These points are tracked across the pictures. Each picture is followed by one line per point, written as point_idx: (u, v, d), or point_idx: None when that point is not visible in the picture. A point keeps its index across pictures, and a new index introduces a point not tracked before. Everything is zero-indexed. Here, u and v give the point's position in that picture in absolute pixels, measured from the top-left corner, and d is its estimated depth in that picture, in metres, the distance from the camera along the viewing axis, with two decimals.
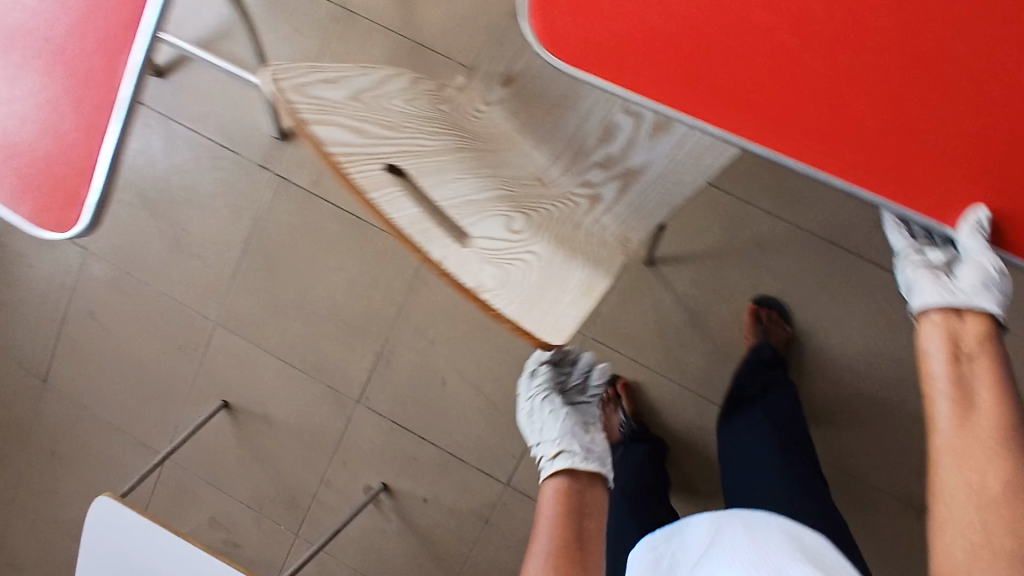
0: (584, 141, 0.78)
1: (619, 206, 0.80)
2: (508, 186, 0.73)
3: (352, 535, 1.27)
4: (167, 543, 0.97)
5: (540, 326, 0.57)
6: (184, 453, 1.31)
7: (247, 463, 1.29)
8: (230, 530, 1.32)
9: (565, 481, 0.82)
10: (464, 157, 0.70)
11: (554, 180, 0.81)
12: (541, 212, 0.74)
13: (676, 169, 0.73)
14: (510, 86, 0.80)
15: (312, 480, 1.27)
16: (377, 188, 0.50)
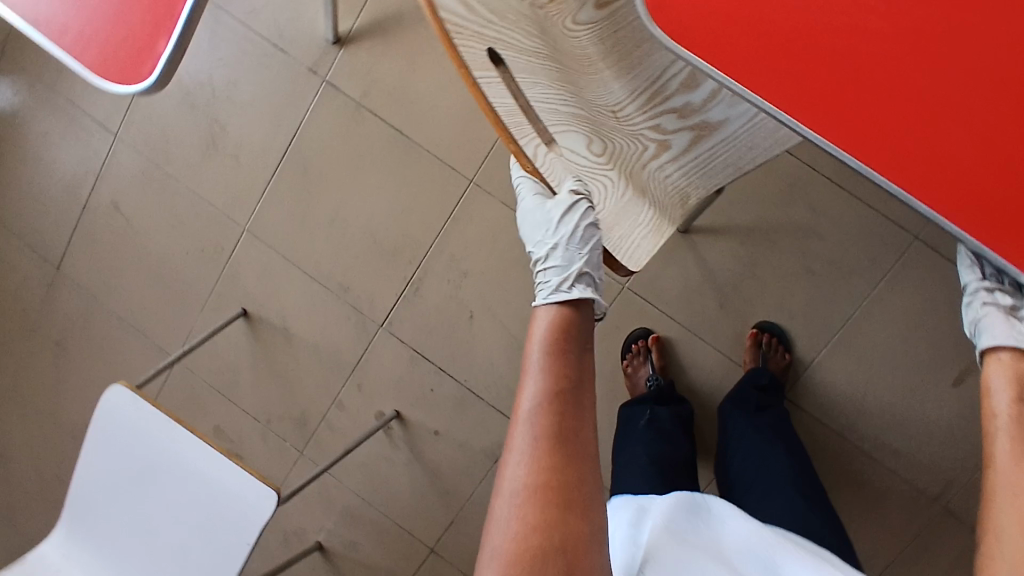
0: (664, 83, 0.72)
1: (686, 159, 0.75)
2: (584, 110, 0.70)
3: (358, 460, 1.25)
4: (179, 435, 0.95)
5: (618, 246, 0.72)
6: (195, 358, 1.28)
7: (259, 376, 1.26)
8: (233, 443, 1.29)
9: (565, 312, 0.67)
10: (550, 70, 0.66)
11: (627, 117, 0.74)
12: (611, 148, 0.72)
13: (752, 133, 0.71)
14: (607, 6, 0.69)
15: (325, 400, 1.25)
16: (481, 70, 0.56)
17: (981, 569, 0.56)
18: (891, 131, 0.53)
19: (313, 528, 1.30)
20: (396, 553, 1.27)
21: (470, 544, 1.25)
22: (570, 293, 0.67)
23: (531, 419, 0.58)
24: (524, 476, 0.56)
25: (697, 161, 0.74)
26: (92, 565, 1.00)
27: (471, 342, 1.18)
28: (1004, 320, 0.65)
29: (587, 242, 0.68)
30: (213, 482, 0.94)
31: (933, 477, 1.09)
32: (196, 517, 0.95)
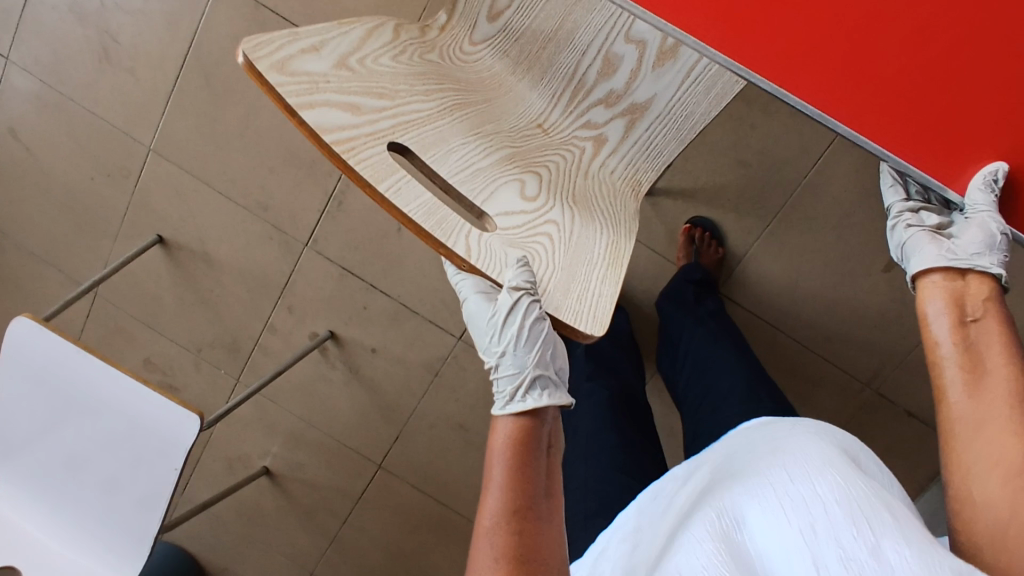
0: (583, 76, 0.79)
1: (624, 145, 0.81)
2: (511, 141, 0.76)
3: (297, 382, 1.24)
4: (94, 367, 0.88)
5: (577, 314, 0.61)
6: (115, 289, 1.22)
7: (185, 303, 1.22)
8: (167, 373, 1.26)
9: (527, 421, 0.64)
10: (463, 114, 0.74)
11: (555, 123, 0.80)
12: (551, 164, 0.76)
13: (681, 103, 0.77)
14: (498, 21, 0.80)
15: (256, 324, 1.21)
16: (386, 177, 0.60)
17: (954, 504, 0.53)
18: (811, 52, 0.52)
19: (258, 453, 1.29)
20: (344, 470, 1.28)
21: (416, 458, 1.25)
22: (527, 401, 0.64)
23: (494, 532, 0.55)
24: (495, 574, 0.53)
25: (637, 145, 0.80)
26: (17, 499, 0.97)
27: (401, 256, 1.14)
28: (934, 240, 0.64)
29: (538, 344, 0.67)
30: (133, 410, 0.90)
31: (865, 362, 1.10)
32: (121, 445, 0.92)
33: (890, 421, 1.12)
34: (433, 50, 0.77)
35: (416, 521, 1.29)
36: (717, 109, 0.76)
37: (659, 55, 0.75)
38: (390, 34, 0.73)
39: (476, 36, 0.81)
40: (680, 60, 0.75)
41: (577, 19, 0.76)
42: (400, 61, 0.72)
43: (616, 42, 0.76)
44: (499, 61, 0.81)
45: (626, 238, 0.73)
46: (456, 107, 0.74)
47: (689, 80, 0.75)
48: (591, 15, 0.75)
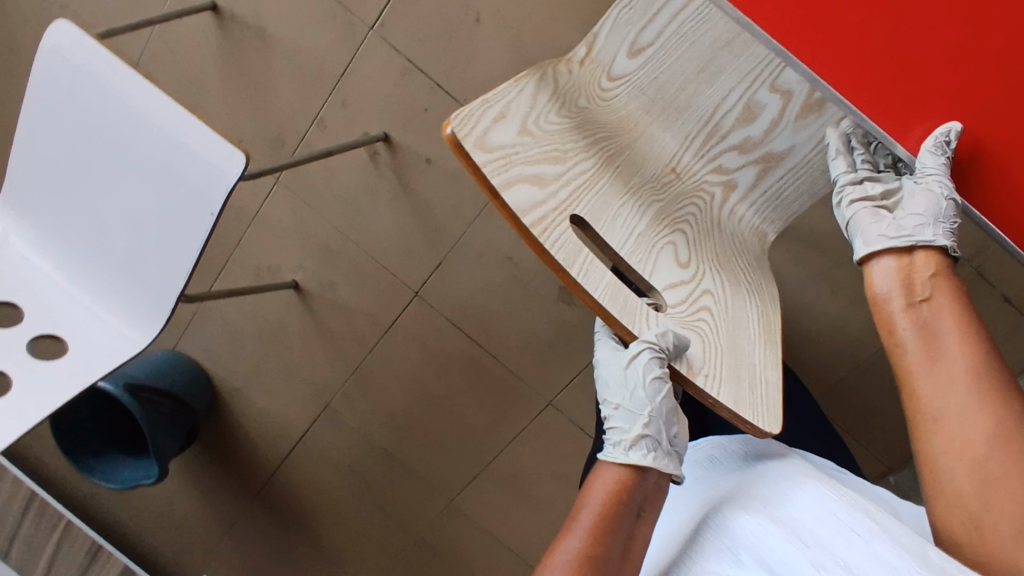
0: (719, 121, 0.73)
1: (755, 194, 0.76)
2: (655, 199, 0.72)
3: (340, 190, 1.14)
4: (124, 88, 0.80)
5: (755, 410, 0.58)
6: (162, 63, 1.13)
7: (233, 87, 1.12)
8: None
9: (626, 475, 0.61)
10: (612, 169, 0.70)
11: (687, 167, 0.76)
12: (691, 222, 0.73)
13: (823, 158, 0.71)
14: (638, 56, 0.72)
15: (304, 118, 1.11)
16: (577, 260, 0.56)
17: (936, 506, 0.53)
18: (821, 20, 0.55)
19: (289, 266, 1.20)
20: (378, 296, 1.19)
21: (457, 291, 1.16)
22: (631, 457, 0.62)
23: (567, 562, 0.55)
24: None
25: (767, 196, 0.76)
26: (30, 248, 0.90)
27: (471, 52, 1.02)
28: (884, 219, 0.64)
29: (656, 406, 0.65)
30: (173, 142, 0.81)
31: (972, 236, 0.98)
32: (152, 194, 0.84)
33: (987, 305, 1.00)
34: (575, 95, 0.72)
35: (447, 362, 1.21)
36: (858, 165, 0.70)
37: (804, 107, 0.69)
38: (548, 84, 0.68)
39: (613, 71, 0.74)
40: (829, 113, 0.68)
41: (723, 64, 0.70)
42: (557, 110, 0.68)
43: (760, 89, 0.69)
44: (637, 104, 0.75)
45: (772, 301, 0.71)
46: (615, 169, 0.70)
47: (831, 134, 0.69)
48: (736, 60, 0.69)
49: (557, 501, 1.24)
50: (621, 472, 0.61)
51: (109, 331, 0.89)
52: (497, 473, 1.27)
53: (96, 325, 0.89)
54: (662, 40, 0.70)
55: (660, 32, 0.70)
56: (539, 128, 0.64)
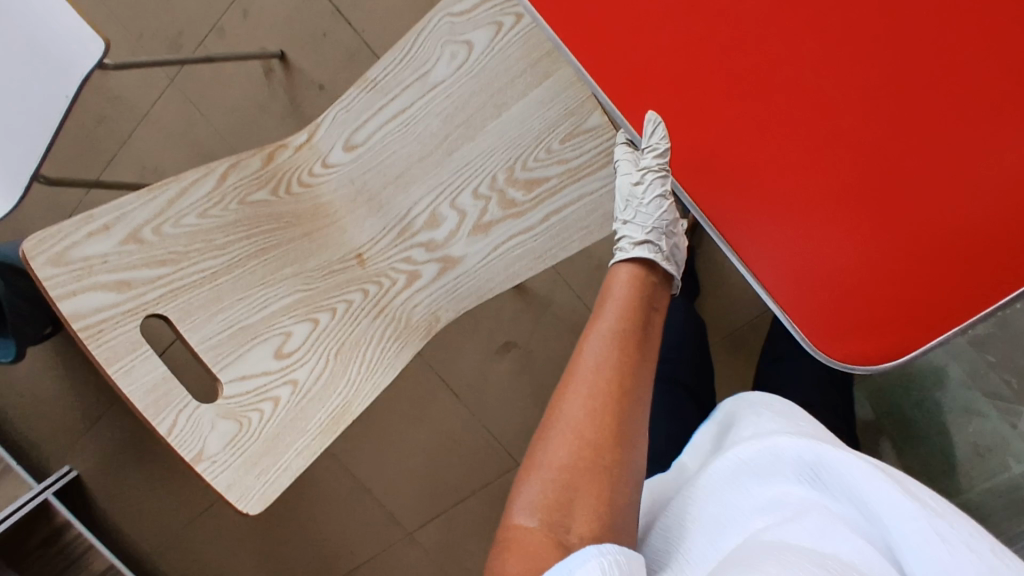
0: (412, 220, 0.80)
1: (435, 288, 0.81)
2: (309, 280, 0.72)
3: (232, 101, 1.13)
4: None
5: (242, 483, 0.59)
6: None
7: None
8: None
9: (638, 271, 0.64)
10: (271, 258, 0.70)
11: (376, 253, 0.80)
12: (338, 309, 0.73)
13: (488, 268, 0.80)
14: (352, 152, 0.78)
15: (203, 26, 1.10)
16: (184, 316, 0.62)
17: None
18: (730, 146, 0.55)
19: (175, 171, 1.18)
20: None
21: None
22: (646, 253, 0.64)
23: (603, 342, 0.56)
24: (586, 411, 0.51)
25: (445, 290, 0.81)
26: None
27: None
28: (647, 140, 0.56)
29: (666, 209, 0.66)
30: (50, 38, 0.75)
31: None
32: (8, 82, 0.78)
33: None
34: (268, 182, 0.73)
35: None
36: (509, 284, 0.80)
37: (475, 226, 0.79)
38: (212, 175, 0.67)
39: (328, 158, 0.78)
40: (492, 235, 0.79)
41: (417, 173, 0.78)
42: (153, 287, 0.61)
43: (444, 204, 0.79)
44: (339, 194, 0.78)
45: (389, 369, 0.74)
46: (265, 229, 0.70)
47: (494, 251, 0.79)
48: (445, 163, 0.77)
49: (405, 440, 1.29)
50: (635, 270, 0.64)
51: None
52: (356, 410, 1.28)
53: None
54: (371, 142, 0.78)
55: (369, 136, 0.78)
56: (162, 233, 0.62)
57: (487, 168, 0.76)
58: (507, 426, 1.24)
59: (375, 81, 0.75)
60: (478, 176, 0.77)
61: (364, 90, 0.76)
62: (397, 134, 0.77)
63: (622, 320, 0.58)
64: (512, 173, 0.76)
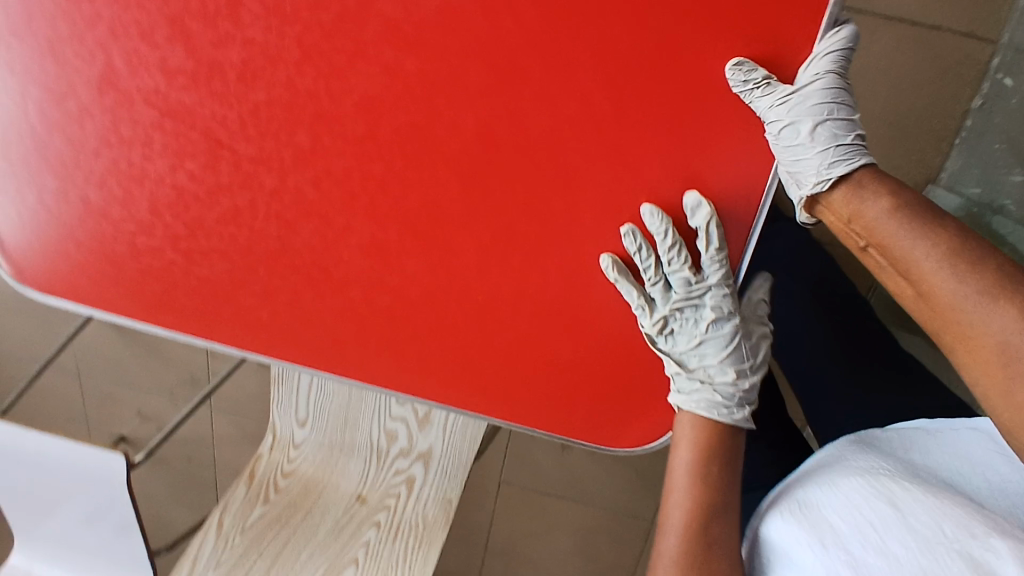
0: (377, 445, 0.91)
1: (430, 481, 0.91)
2: (326, 547, 0.87)
3: (253, 394, 1.32)
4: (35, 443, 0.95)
5: None
6: (90, 363, 1.38)
7: (142, 356, 1.35)
8: (159, 418, 1.42)
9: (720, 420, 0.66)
10: (286, 554, 0.86)
11: (371, 486, 0.92)
12: (360, 553, 0.87)
13: (454, 443, 0.89)
14: (306, 426, 0.92)
15: (199, 360, 1.32)
16: None
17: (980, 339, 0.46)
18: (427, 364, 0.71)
19: None
20: None
21: None
22: (743, 400, 0.65)
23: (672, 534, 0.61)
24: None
25: (437, 478, 0.91)
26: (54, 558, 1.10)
27: None
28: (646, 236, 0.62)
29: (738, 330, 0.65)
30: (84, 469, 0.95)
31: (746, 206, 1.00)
32: (91, 505, 1.00)
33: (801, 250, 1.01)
34: (258, 496, 0.90)
35: None
36: (478, 442, 0.89)
37: (420, 420, 0.89)
38: (210, 530, 0.86)
39: (294, 442, 0.93)
40: (436, 419, 0.89)
41: (356, 412, 0.90)
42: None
43: (388, 420, 0.90)
44: (315, 463, 0.92)
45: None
46: (272, 534, 0.87)
47: (448, 428, 0.89)
48: (366, 394, 0.89)
49: (551, 555, 1.36)
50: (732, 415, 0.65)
51: None
52: (497, 550, 1.38)
53: None
54: (311, 412, 0.92)
55: (307, 408, 0.92)
56: None
57: None
58: (617, 500, 1.27)
59: (282, 372, 0.90)
60: None
61: (279, 384, 0.91)
62: (322, 396, 0.90)
63: (709, 460, 0.62)
64: None
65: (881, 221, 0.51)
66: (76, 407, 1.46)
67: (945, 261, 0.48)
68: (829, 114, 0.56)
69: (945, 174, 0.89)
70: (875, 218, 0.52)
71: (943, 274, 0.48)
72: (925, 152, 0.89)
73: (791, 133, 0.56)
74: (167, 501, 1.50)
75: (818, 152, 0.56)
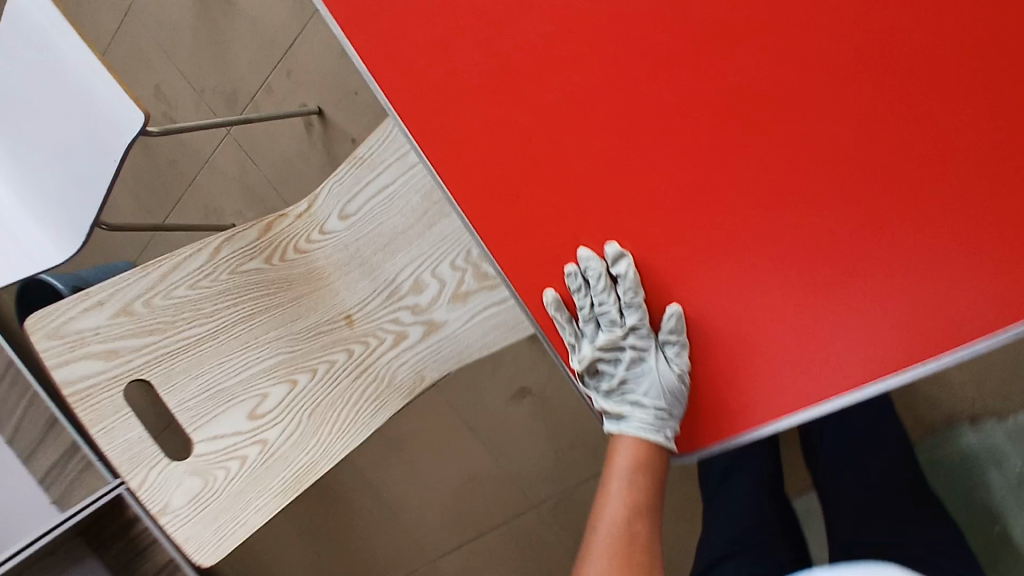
0: (397, 285, 0.83)
1: (420, 350, 0.83)
2: (293, 341, 0.81)
3: (280, 152, 1.22)
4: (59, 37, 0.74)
5: (196, 543, 0.70)
6: (149, 10, 1.26)
7: (202, 41, 1.22)
8: (171, 106, 1.27)
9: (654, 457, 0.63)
10: (255, 321, 0.79)
11: (364, 316, 0.84)
12: (320, 368, 0.80)
13: (469, 334, 0.83)
14: (346, 221, 0.83)
15: (256, 85, 1.20)
16: (164, 380, 0.75)
17: None
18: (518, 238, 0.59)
19: (231, 210, 1.28)
20: None
21: None
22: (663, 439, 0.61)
23: None
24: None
25: (427, 353, 0.83)
26: None
27: None
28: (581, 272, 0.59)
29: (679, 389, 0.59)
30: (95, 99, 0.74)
31: None
32: (73, 141, 0.78)
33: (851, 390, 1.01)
34: (262, 252, 0.81)
35: None
36: (491, 348, 0.83)
37: (454, 294, 0.82)
38: (202, 248, 0.78)
39: (323, 228, 0.83)
40: (470, 303, 0.82)
41: (402, 243, 0.83)
42: (141, 354, 0.74)
43: (425, 271, 0.83)
44: (332, 259, 0.84)
45: (364, 430, 0.78)
46: (255, 295, 0.80)
47: (474, 317, 0.82)
48: (426, 235, 0.82)
49: (430, 478, 1.31)
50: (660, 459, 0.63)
51: (32, 261, 0.84)
52: (386, 439, 1.33)
53: (32, 249, 0.86)
54: (362, 211, 0.82)
55: (361, 205, 0.82)
56: (153, 305, 0.75)
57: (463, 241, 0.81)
58: (527, 466, 1.26)
59: (364, 157, 0.80)
60: (455, 249, 0.82)
61: (352, 165, 0.81)
62: (384, 207, 0.82)
63: (640, 480, 0.63)
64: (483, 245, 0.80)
65: None
66: (103, 39, 1.32)
67: None
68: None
69: (1013, 421, 0.98)
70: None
71: None
72: (1014, 385, 0.99)
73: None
74: (122, 185, 1.37)
75: None
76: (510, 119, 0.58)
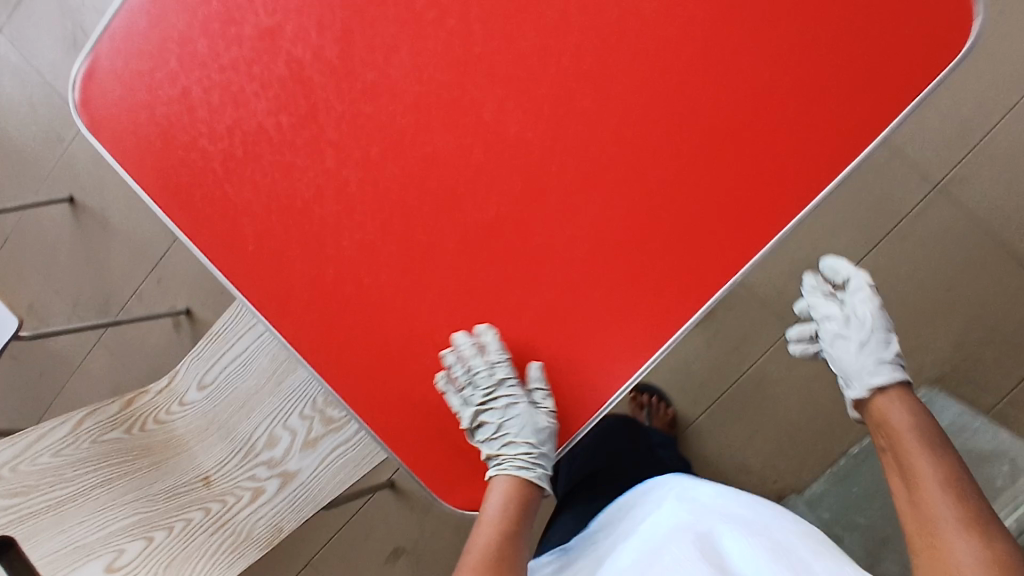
0: (252, 442, 0.94)
1: (276, 501, 0.91)
2: (150, 502, 0.88)
3: (148, 349, 1.33)
4: None
5: None
6: (25, 237, 1.39)
7: (77, 259, 1.36)
8: (45, 318, 1.38)
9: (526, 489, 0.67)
10: (114, 485, 0.88)
11: (221, 476, 0.93)
12: (176, 526, 0.88)
13: (320, 479, 0.92)
14: (204, 390, 0.95)
15: (128, 293, 1.33)
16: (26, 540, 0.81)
17: None
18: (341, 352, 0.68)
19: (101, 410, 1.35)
20: None
21: None
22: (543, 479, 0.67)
23: None
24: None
25: (282, 503, 0.91)
26: None
27: None
28: (459, 354, 0.65)
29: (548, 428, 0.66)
30: None
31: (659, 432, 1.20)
32: None
33: None
34: (125, 423, 0.92)
35: None
36: (340, 489, 0.91)
37: (305, 442, 0.93)
38: (70, 422, 0.89)
39: (184, 398, 0.95)
40: (320, 449, 0.93)
41: (256, 404, 0.94)
42: (6, 513, 0.82)
43: (278, 425, 0.94)
44: (191, 425, 0.94)
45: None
46: (115, 462, 0.89)
47: (324, 462, 0.92)
48: (277, 393, 0.94)
49: None
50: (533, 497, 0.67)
51: None
52: None
53: None
54: (218, 380, 0.95)
55: (217, 375, 0.95)
56: (18, 470, 0.84)
57: (309, 394, 0.94)
58: None
59: (219, 332, 0.95)
60: (302, 402, 0.94)
61: (210, 341, 0.95)
62: (238, 374, 0.95)
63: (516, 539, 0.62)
64: (327, 396, 0.93)
65: (903, 430, 0.58)
66: None
67: (945, 481, 0.54)
68: (877, 332, 0.66)
69: (808, 491, 1.14)
70: (899, 429, 0.59)
71: (936, 492, 0.54)
72: (799, 470, 1.17)
73: (844, 349, 0.67)
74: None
75: (866, 366, 0.64)
76: (321, 249, 0.67)
